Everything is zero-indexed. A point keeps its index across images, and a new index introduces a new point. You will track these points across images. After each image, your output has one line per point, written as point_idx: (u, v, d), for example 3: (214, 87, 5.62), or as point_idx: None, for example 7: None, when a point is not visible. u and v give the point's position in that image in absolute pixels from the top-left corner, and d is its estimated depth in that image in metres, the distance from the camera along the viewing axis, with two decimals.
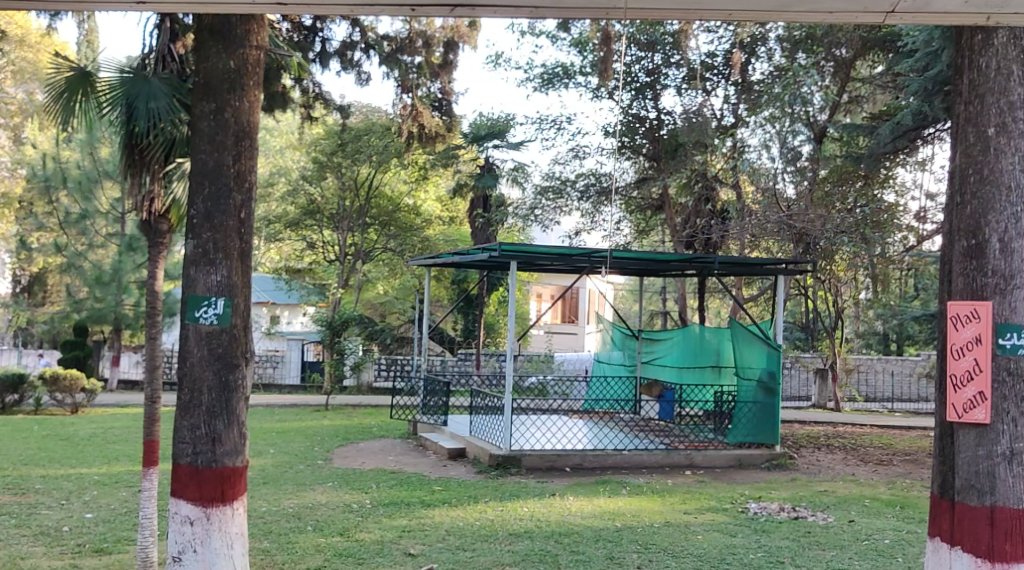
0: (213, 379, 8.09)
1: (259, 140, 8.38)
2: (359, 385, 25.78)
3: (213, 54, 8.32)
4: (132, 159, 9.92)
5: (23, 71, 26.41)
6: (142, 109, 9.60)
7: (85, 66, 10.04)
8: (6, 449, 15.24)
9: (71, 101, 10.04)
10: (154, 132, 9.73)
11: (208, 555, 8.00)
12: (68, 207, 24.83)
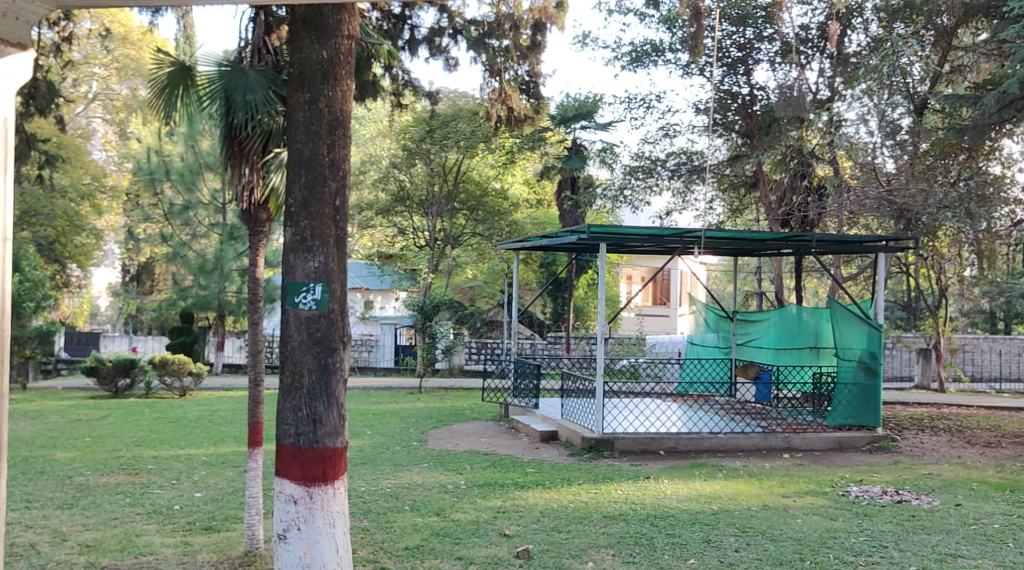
0: (313, 362, 8.27)
1: (353, 129, 8.48)
2: (450, 368, 26.49)
3: (306, 44, 8.43)
4: (231, 150, 10.09)
5: (128, 68, 30.46)
6: (240, 101, 9.82)
7: (184, 61, 10.22)
8: (120, 431, 16.00)
9: (173, 96, 10.24)
10: (252, 124, 9.92)
11: (312, 533, 8.23)
12: (172, 199, 25.54)
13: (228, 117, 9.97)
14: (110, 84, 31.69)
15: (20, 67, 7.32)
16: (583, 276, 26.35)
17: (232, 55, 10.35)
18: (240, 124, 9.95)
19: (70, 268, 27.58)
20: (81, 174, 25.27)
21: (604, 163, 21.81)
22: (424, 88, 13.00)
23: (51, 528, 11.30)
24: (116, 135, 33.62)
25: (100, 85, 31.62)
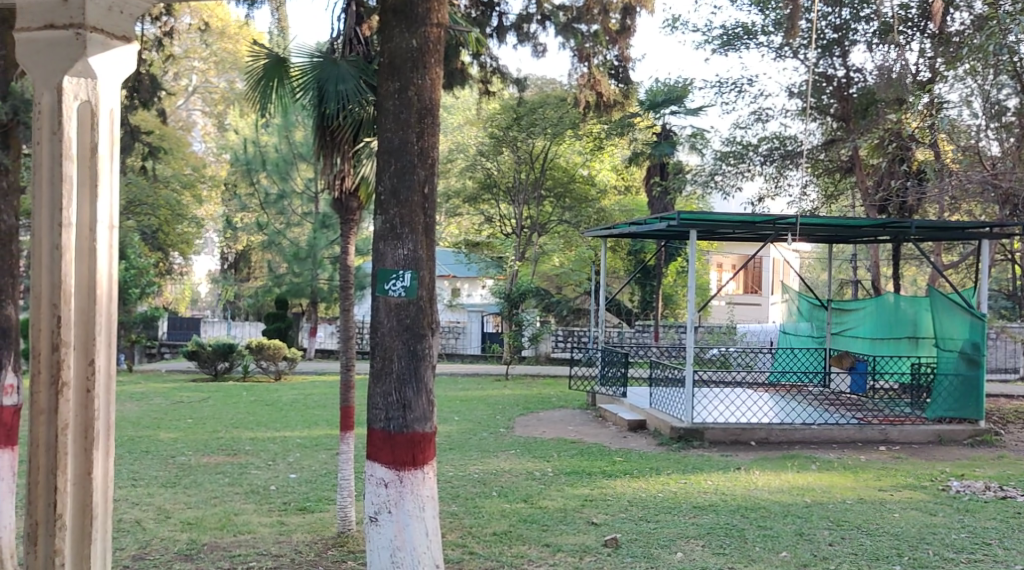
0: (402, 348, 7.23)
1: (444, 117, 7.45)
2: (537, 356, 27.21)
3: (396, 32, 7.41)
4: (324, 140, 9.79)
5: (226, 62, 31.74)
6: (333, 92, 9.48)
7: (278, 52, 9.90)
8: (219, 413, 16.53)
9: (268, 89, 9.95)
10: (343, 115, 9.60)
11: (402, 517, 7.16)
12: (268, 188, 26.18)
13: (320, 107, 9.65)
14: (209, 78, 33.37)
15: (123, 56, 6.28)
16: (672, 264, 26.18)
17: (326, 46, 10.00)
18: (331, 115, 9.63)
19: (173, 256, 28.63)
20: (183, 165, 26.11)
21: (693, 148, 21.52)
22: (510, 77, 12.31)
23: (155, 505, 11.22)
24: (216, 127, 34.75)
25: (200, 79, 33.37)
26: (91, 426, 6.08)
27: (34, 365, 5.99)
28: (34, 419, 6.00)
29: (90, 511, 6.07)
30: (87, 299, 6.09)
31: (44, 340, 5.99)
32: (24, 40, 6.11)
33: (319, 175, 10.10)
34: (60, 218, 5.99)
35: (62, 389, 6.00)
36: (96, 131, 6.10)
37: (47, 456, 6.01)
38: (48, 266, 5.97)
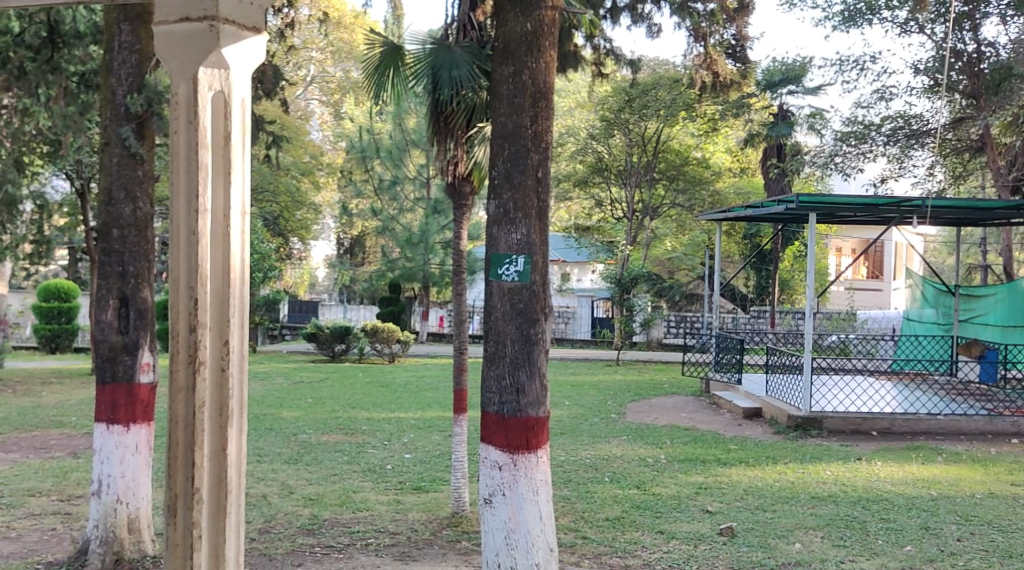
0: (516, 332, 7.19)
1: (558, 101, 7.37)
2: (649, 341, 27.16)
3: (510, 16, 7.34)
4: (437, 125, 9.81)
5: (342, 51, 32.72)
6: (446, 78, 9.45)
7: (393, 40, 9.92)
8: (337, 394, 16.85)
9: (382, 78, 10.00)
10: (457, 100, 9.58)
11: (516, 500, 7.11)
12: (382, 174, 26.45)
13: (434, 94, 9.66)
14: (327, 67, 34.44)
15: (254, 46, 5.87)
16: (789, 248, 25.59)
17: (439, 31, 9.91)
18: (445, 101, 9.61)
19: (292, 241, 29.30)
20: (302, 153, 26.63)
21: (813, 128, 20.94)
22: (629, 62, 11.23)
23: (279, 481, 11.44)
24: (333, 116, 35.44)
25: (317, 68, 34.42)
26: (228, 403, 5.70)
27: (171, 345, 5.63)
28: (172, 397, 5.65)
29: (226, 486, 5.71)
30: (225, 279, 5.70)
31: (181, 321, 5.62)
32: (158, 30, 5.74)
33: (432, 160, 10.14)
34: (196, 203, 5.62)
35: (199, 367, 5.63)
36: (229, 121, 5.72)
37: (183, 433, 5.64)
38: (184, 248, 5.60)
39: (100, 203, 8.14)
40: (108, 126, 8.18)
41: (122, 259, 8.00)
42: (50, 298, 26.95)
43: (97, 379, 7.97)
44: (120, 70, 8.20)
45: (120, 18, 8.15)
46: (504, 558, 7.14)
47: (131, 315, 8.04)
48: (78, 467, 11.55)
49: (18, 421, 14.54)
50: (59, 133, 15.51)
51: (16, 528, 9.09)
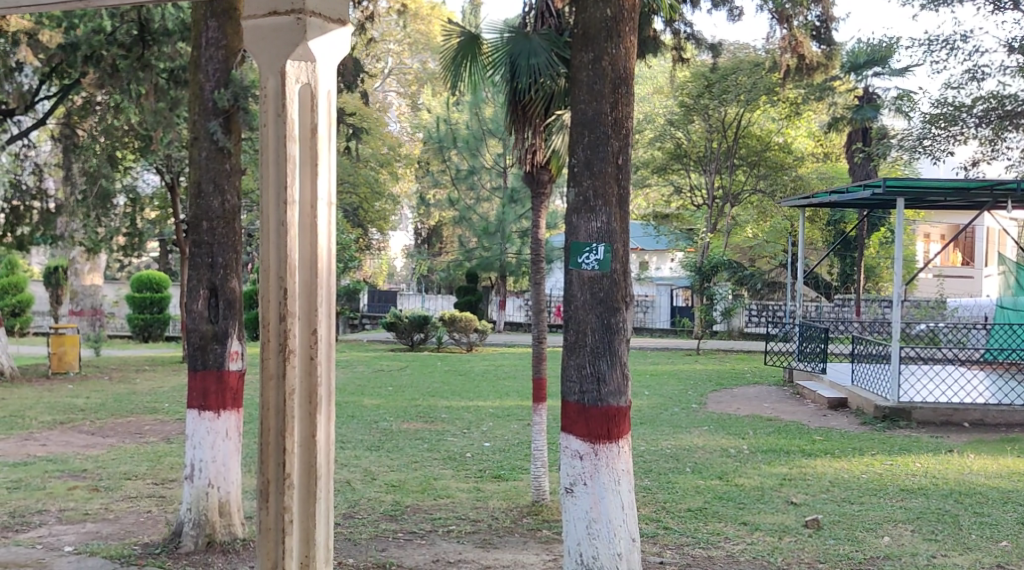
0: (596, 322, 7.10)
1: (639, 87, 7.26)
2: (730, 331, 26.83)
3: (590, 2, 7.24)
4: (516, 114, 9.74)
5: (419, 42, 33.04)
6: (524, 67, 9.38)
7: (471, 30, 9.89)
8: (417, 382, 16.96)
9: (460, 67, 9.98)
10: (535, 88, 9.50)
11: (598, 490, 7.05)
12: (458, 164, 26.59)
13: (512, 83, 9.60)
14: (404, 59, 34.63)
15: (339, 39, 5.87)
16: (876, 235, 25.06)
17: (517, 19, 9.83)
18: (523, 89, 9.54)
19: (371, 232, 29.60)
20: (381, 144, 26.81)
21: (899, 110, 20.40)
22: (712, 44, 10.94)
23: (362, 467, 11.54)
24: (411, 108, 35.65)
25: (394, 60, 34.70)
26: (317, 390, 5.72)
27: (262, 334, 5.67)
28: (264, 384, 5.70)
29: (316, 472, 5.74)
30: (314, 269, 5.71)
31: (271, 310, 5.67)
32: (246, 25, 5.77)
33: (511, 149, 10.05)
34: (285, 196, 5.65)
35: (288, 356, 5.65)
36: (316, 113, 5.72)
37: (275, 420, 5.69)
38: (273, 239, 5.63)
39: (190, 196, 8.28)
40: (197, 121, 8.30)
41: (211, 250, 8.13)
42: (144, 288, 27.80)
43: (188, 366, 8.10)
44: (208, 66, 8.32)
45: (207, 15, 8.26)
46: (586, 548, 7.07)
47: (219, 305, 8.16)
48: (171, 452, 11.79)
49: (113, 407, 14.93)
50: (149, 128, 15.83)
51: (114, 510, 9.30)
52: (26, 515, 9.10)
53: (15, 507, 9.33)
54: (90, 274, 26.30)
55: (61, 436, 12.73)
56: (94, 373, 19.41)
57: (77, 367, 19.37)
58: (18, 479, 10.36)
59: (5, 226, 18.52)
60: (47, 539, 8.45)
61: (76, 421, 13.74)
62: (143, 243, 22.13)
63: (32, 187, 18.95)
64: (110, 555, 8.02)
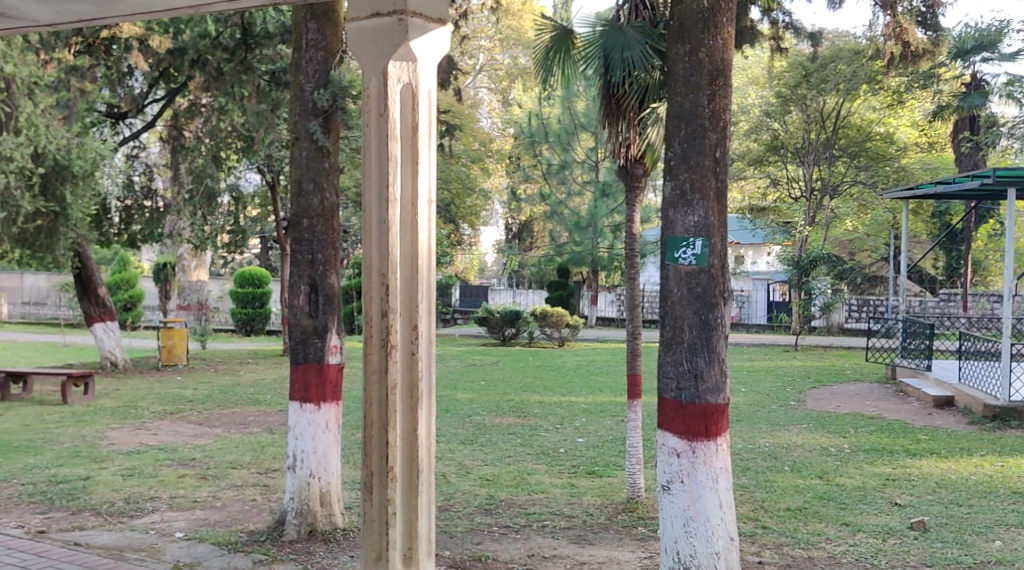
0: (694, 318, 6.97)
1: (737, 78, 7.10)
2: (829, 326, 26.30)
3: None
4: (609, 108, 9.63)
5: (511, 38, 33.14)
6: (618, 60, 9.28)
7: (564, 24, 9.81)
8: (509, 377, 17.01)
9: (552, 61, 9.92)
10: (629, 81, 9.38)
11: (696, 488, 6.92)
12: (550, 158, 26.29)
13: (605, 76, 9.50)
14: (495, 55, 34.80)
15: (441, 38, 5.86)
16: (983, 227, 24.31)
17: (611, 11, 9.70)
18: (617, 83, 9.43)
19: (463, 227, 29.79)
20: (473, 140, 26.90)
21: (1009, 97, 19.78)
22: (810, 32, 10.63)
23: (457, 461, 11.58)
24: (501, 104, 35.78)
25: (486, 56, 34.92)
26: (418, 385, 5.71)
27: (364, 329, 5.69)
28: (366, 378, 5.71)
29: (418, 465, 5.72)
30: (416, 265, 5.71)
31: (374, 306, 5.68)
32: (350, 27, 5.80)
33: (605, 143, 9.94)
34: (386, 193, 5.66)
35: (390, 351, 5.66)
36: (417, 111, 5.71)
37: (378, 413, 5.69)
38: (375, 236, 5.65)
39: (292, 194, 8.42)
40: (298, 121, 8.42)
41: (311, 246, 8.25)
42: (246, 284, 28.42)
43: (290, 359, 8.22)
44: (308, 67, 8.42)
45: (307, 17, 8.40)
46: (683, 546, 6.95)
47: (320, 300, 8.26)
48: (273, 443, 11.99)
49: (218, 398, 15.27)
50: (251, 129, 16.11)
51: (221, 498, 9.49)
52: (139, 501, 9.33)
53: (129, 493, 9.57)
54: (195, 270, 26.94)
55: (170, 426, 13.04)
56: (200, 365, 19.89)
57: (185, 359, 19.85)
58: (131, 466, 10.64)
59: (118, 224, 19.57)
60: (159, 525, 8.65)
61: (184, 411, 14.07)
62: (245, 240, 22.55)
63: (142, 187, 19.76)
64: (218, 541, 8.17)
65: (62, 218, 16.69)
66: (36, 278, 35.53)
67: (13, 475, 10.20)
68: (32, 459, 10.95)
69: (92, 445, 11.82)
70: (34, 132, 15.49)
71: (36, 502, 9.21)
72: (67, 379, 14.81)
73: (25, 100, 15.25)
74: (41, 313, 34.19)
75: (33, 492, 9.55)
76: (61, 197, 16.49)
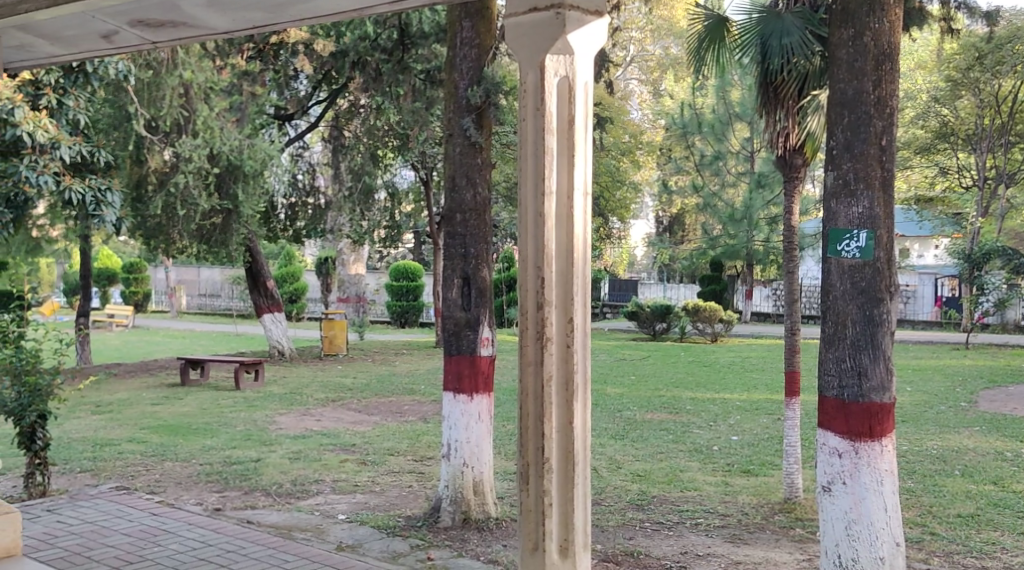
0: (857, 314, 6.65)
1: (904, 63, 6.68)
2: (1003, 324, 25.09)
3: None
4: (767, 96, 9.31)
5: (661, 28, 32.94)
6: (776, 47, 8.90)
7: (718, 12, 9.53)
8: (660, 372, 16.81)
9: (705, 51, 9.65)
10: (788, 69, 9.03)
11: (858, 490, 6.57)
12: (703, 150, 26.00)
13: (763, 63, 9.16)
14: (646, 46, 34.44)
15: (599, 30, 5.49)
16: None
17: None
18: (775, 70, 9.10)
19: (613, 220, 29.68)
20: (624, 133, 26.67)
21: None
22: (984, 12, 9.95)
23: (608, 456, 11.49)
24: (652, 95, 35.50)
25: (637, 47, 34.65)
26: (574, 377, 5.36)
27: (520, 321, 5.38)
28: (521, 369, 5.40)
29: (576, 459, 5.37)
30: (571, 258, 5.35)
31: (529, 297, 5.37)
32: (507, 22, 5.47)
33: (763, 133, 9.63)
34: (542, 186, 5.32)
35: (546, 343, 5.34)
36: (574, 104, 5.34)
37: (534, 404, 5.38)
38: (530, 228, 5.32)
39: (445, 190, 8.48)
40: (452, 118, 8.47)
41: (464, 241, 8.31)
42: (401, 277, 29.09)
43: (443, 351, 8.27)
44: (462, 64, 8.46)
45: (461, 16, 8.40)
46: (845, 549, 6.65)
47: (472, 293, 8.33)
48: (429, 431, 12.14)
49: (376, 387, 15.62)
50: (408, 128, 16.39)
51: (380, 484, 9.66)
52: (305, 483, 9.59)
53: (296, 476, 9.86)
54: (355, 264, 27.68)
55: (333, 413, 13.40)
56: (359, 355, 20.40)
57: (345, 349, 20.38)
58: (297, 450, 10.96)
59: (284, 221, 20.25)
60: (323, 507, 8.86)
61: (344, 399, 14.45)
62: (400, 235, 22.96)
63: (305, 184, 20.47)
64: (378, 525, 8.32)
65: (235, 215, 17.37)
66: (210, 271, 37.21)
67: (191, 455, 10.65)
68: (207, 441, 11.41)
69: (262, 428, 12.23)
70: (210, 134, 16.28)
71: (213, 482, 9.58)
72: (238, 367, 15.40)
73: (201, 103, 16.13)
74: (215, 304, 35.77)
75: (210, 472, 9.94)
76: (234, 195, 17.14)
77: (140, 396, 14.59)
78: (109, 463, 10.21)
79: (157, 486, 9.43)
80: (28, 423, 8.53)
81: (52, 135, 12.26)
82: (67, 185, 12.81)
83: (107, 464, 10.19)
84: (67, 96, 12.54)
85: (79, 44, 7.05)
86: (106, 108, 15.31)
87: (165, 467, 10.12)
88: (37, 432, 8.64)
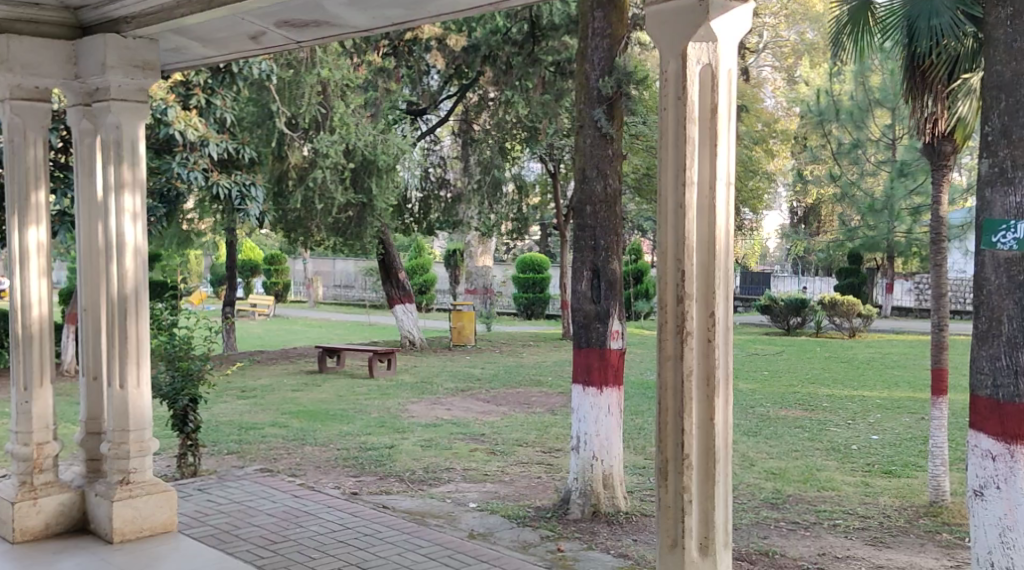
0: (1013, 309, 6.11)
1: None
2: None
3: None
4: (914, 80, 8.92)
5: (796, 14, 32.53)
6: (925, 28, 8.35)
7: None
8: (795, 367, 16.38)
9: (844, 34, 9.20)
10: (936, 52, 8.59)
11: (1014, 494, 6.13)
12: (840, 137, 24.26)
13: (910, 45, 8.73)
14: (780, 31, 33.55)
15: (743, 17, 5.13)
16: None
17: None
18: (923, 53, 8.68)
19: (745, 210, 28.99)
20: (756, 122, 25.92)
21: None
22: None
23: (741, 451, 11.26)
24: (786, 82, 34.59)
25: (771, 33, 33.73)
26: (714, 373, 5.03)
27: (658, 315, 5.09)
28: (660, 364, 5.11)
29: (716, 455, 5.04)
30: (713, 250, 5.03)
31: (668, 291, 5.07)
32: (648, 11, 5.17)
33: (910, 119, 9.31)
34: (682, 176, 5.02)
35: (686, 336, 5.02)
36: (717, 92, 5.02)
37: (673, 400, 5.06)
38: (670, 219, 5.04)
39: (576, 181, 8.39)
40: (583, 109, 8.38)
41: (594, 233, 8.22)
42: (527, 269, 29.07)
43: (573, 343, 8.22)
44: (595, 55, 8.36)
45: (593, 6, 8.29)
46: (999, 557, 6.22)
47: (601, 285, 8.22)
48: (557, 423, 12.09)
49: (505, 378, 15.67)
50: (538, 120, 16.32)
51: (509, 473, 9.66)
52: (437, 471, 9.67)
53: (428, 463, 9.94)
54: (483, 256, 27.77)
55: (462, 402, 13.48)
56: (487, 346, 20.50)
57: (473, 340, 20.53)
58: (429, 438, 11.06)
59: (417, 213, 20.60)
60: (454, 495, 8.91)
61: (474, 389, 14.54)
62: (527, 227, 22.99)
63: (436, 178, 20.64)
64: (507, 515, 8.30)
65: (369, 208, 17.62)
66: (345, 262, 38.05)
67: (329, 440, 10.85)
68: (344, 427, 11.62)
69: (395, 416, 12.40)
70: (346, 130, 16.59)
71: (349, 467, 9.74)
72: (371, 355, 15.68)
73: (338, 100, 16.46)
74: (349, 295, 36.50)
75: (346, 457, 10.11)
76: (368, 189, 17.39)
77: (281, 382, 14.98)
78: (253, 445, 10.50)
79: (298, 469, 9.64)
80: (181, 406, 8.76)
81: (201, 132, 12.82)
82: (215, 180, 13.29)
83: (251, 446, 10.47)
84: (215, 95, 13.05)
85: (229, 45, 7.21)
86: (250, 106, 15.71)
87: (305, 451, 10.35)
88: (189, 414, 8.86)
